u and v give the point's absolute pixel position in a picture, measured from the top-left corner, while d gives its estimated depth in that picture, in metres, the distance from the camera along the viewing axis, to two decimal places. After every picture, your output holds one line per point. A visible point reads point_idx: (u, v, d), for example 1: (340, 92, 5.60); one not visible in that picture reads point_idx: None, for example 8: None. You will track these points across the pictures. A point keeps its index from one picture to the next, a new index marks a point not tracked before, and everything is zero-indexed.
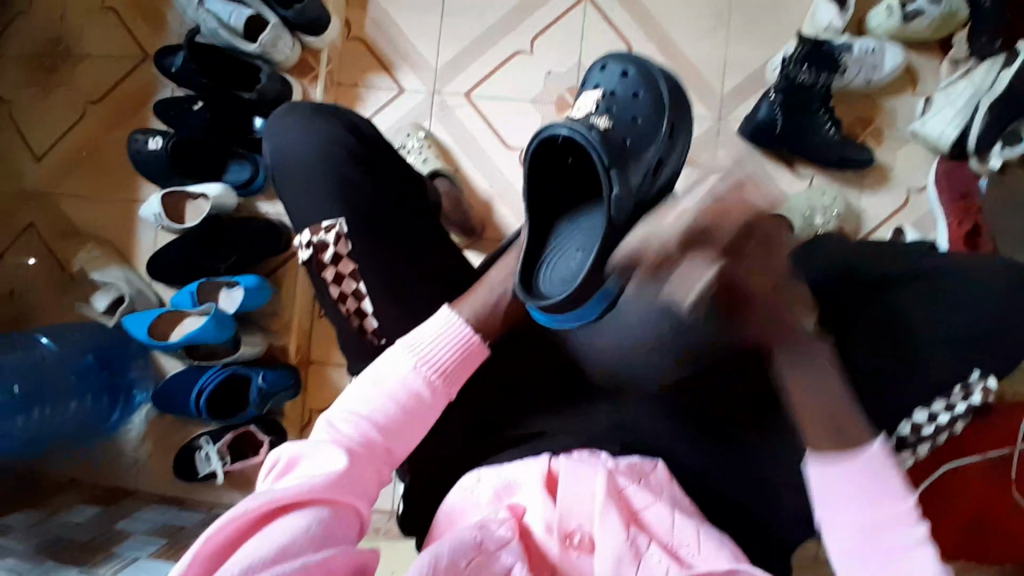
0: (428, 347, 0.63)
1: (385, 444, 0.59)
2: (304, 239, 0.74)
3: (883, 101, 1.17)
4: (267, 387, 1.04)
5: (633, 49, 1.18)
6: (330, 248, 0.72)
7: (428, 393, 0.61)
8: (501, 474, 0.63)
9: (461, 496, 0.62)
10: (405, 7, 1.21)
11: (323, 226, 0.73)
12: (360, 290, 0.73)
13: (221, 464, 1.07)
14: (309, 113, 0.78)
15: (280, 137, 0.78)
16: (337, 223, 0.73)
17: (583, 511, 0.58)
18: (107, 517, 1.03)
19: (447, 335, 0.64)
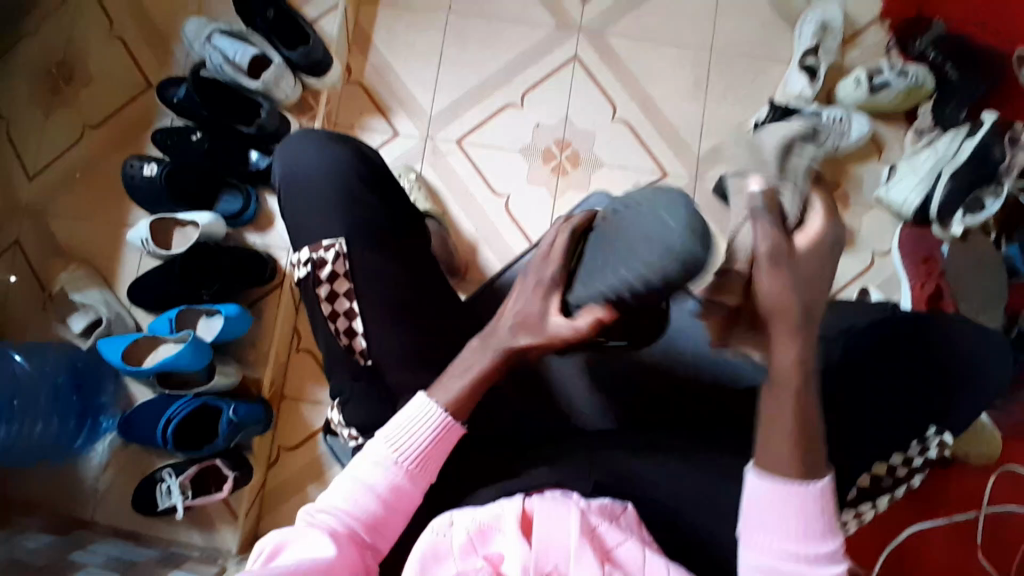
0: (404, 441, 0.64)
1: (365, 534, 0.61)
2: (304, 255, 0.77)
3: (849, 168, 1.24)
4: (238, 420, 1.02)
5: (617, 108, 1.25)
6: (329, 266, 0.76)
7: (406, 484, 0.63)
8: (476, 517, 0.61)
9: (430, 540, 0.60)
10: (405, 56, 1.27)
11: (324, 244, 0.77)
12: (352, 309, 0.75)
13: (182, 499, 1.03)
14: (301, 149, 0.82)
15: (279, 174, 0.82)
16: (338, 241, 0.77)
17: (559, 552, 0.58)
18: (63, 545, 1.00)
19: (421, 426, 0.64)
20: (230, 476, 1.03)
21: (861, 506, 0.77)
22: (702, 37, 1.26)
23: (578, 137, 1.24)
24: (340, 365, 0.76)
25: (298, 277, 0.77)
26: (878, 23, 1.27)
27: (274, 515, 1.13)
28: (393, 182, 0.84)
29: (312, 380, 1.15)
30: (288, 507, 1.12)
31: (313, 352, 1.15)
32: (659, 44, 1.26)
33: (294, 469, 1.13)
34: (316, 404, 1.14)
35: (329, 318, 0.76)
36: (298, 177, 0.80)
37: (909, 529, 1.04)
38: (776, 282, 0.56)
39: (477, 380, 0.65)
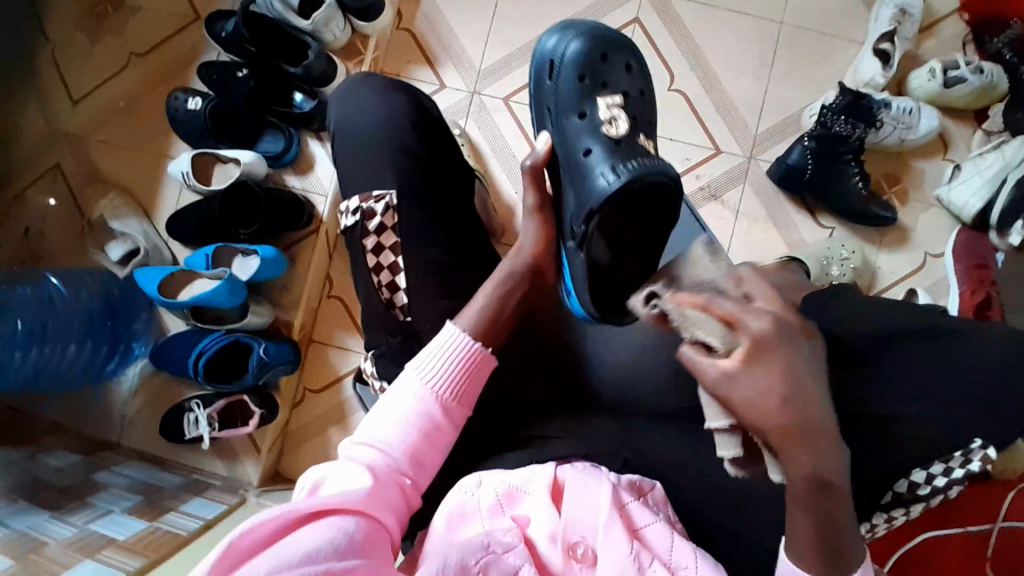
0: (436, 370, 0.64)
1: (404, 466, 0.60)
2: (352, 205, 0.76)
3: (911, 163, 1.18)
4: (268, 358, 1.02)
5: (673, 80, 1.20)
6: (377, 218, 0.75)
7: (438, 416, 0.62)
8: (501, 483, 0.60)
9: (458, 498, 0.59)
10: (459, 6, 1.23)
11: (375, 195, 0.75)
12: (395, 265, 0.74)
13: (209, 429, 1.04)
14: (358, 94, 0.81)
15: (336, 117, 0.81)
16: (389, 193, 0.75)
17: (587, 525, 0.57)
18: (88, 466, 1.03)
19: (452, 353, 0.65)
20: (256, 413, 1.05)
21: (892, 511, 0.73)
22: (772, 9, 1.19)
23: None
24: (377, 313, 0.74)
25: (345, 225, 0.76)
26: (958, 12, 1.18)
27: (292, 455, 1.14)
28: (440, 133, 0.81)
29: (342, 328, 1.14)
30: (307, 448, 1.13)
31: (344, 302, 1.15)
32: (723, 14, 1.20)
33: (318, 412, 1.13)
34: (344, 351, 1.14)
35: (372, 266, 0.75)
36: (354, 121, 0.79)
37: (921, 536, 1.02)
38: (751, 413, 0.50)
39: (496, 300, 0.69)
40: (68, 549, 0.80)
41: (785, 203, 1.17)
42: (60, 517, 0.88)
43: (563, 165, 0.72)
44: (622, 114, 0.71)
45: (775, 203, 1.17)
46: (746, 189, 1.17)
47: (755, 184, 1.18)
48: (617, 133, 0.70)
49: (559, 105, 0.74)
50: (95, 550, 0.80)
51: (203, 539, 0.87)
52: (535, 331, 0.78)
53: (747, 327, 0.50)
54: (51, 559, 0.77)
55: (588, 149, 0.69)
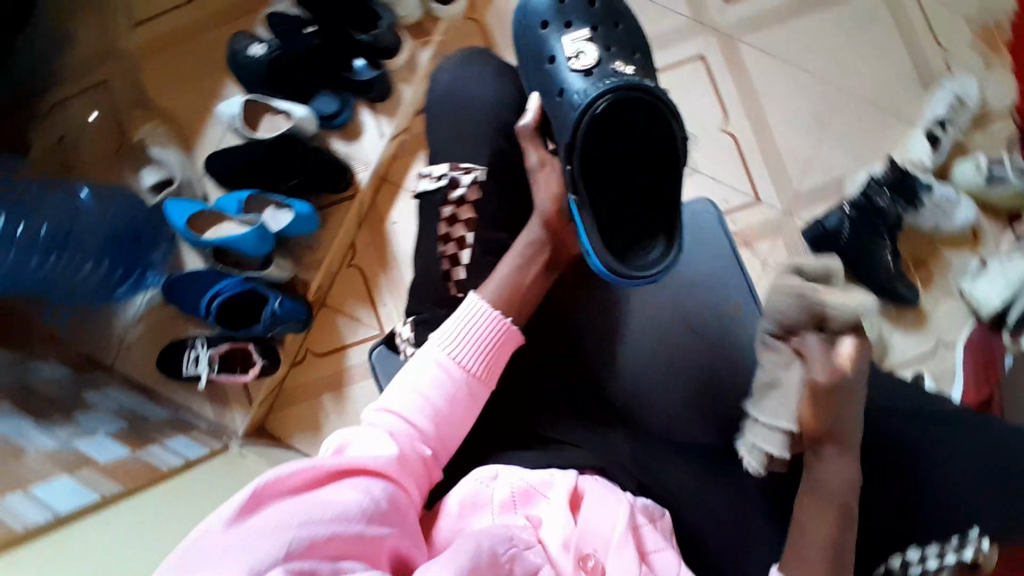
0: (461, 337, 0.64)
1: (427, 431, 0.60)
2: (441, 170, 0.76)
3: (941, 250, 1.18)
4: (280, 313, 1.02)
5: (727, 121, 1.20)
6: (462, 188, 0.75)
7: (467, 386, 0.62)
8: (524, 478, 0.60)
9: (471, 487, 0.59)
10: None
11: (465, 166, 0.75)
12: (466, 238, 0.75)
13: (208, 371, 1.03)
14: (461, 68, 0.80)
15: (432, 89, 0.81)
16: (480, 168, 0.75)
17: (601, 538, 0.58)
18: (79, 383, 1.03)
19: (477, 321, 0.65)
20: (258, 363, 1.04)
21: None
22: (835, 74, 1.21)
23: None
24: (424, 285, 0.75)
25: (425, 188, 0.77)
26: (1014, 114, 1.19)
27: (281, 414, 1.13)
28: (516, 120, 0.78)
29: (356, 298, 1.14)
30: (297, 410, 1.13)
31: (364, 273, 1.15)
32: (787, 69, 1.21)
33: (317, 375, 1.13)
34: (354, 320, 1.14)
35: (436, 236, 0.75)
36: (455, 92, 0.79)
37: None
38: (813, 405, 0.62)
39: (511, 285, 0.68)
40: (47, 461, 0.83)
41: None
42: (41, 426, 0.90)
43: (552, 120, 0.71)
44: (588, 47, 0.71)
45: (803, 262, 1.18)
46: (778, 242, 1.18)
47: (788, 239, 1.18)
48: (624, 72, 0.69)
49: (538, 54, 0.73)
50: (74, 467, 0.84)
51: (181, 477, 0.89)
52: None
53: (828, 363, 0.63)
54: (27, 471, 0.80)
55: (563, 94, 0.69)
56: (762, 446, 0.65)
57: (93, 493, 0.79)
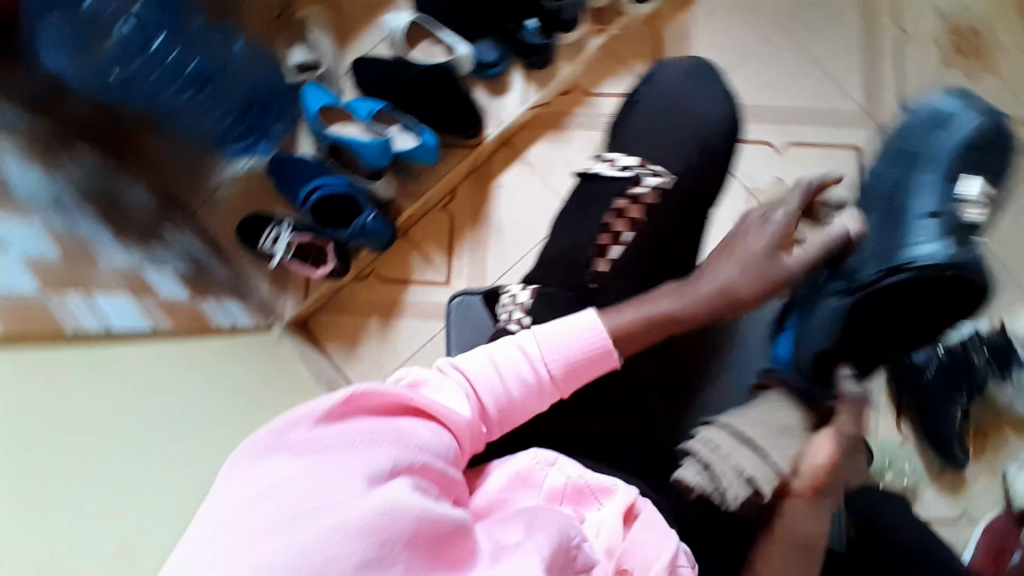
0: (557, 342, 0.61)
1: (491, 409, 0.59)
2: (629, 163, 0.75)
3: (1006, 428, 1.14)
4: (368, 227, 1.02)
5: None
6: (643, 188, 0.74)
7: (542, 383, 0.60)
8: (584, 476, 0.58)
9: (526, 463, 0.58)
10: (715, 35, 1.19)
11: (654, 169, 0.75)
12: (624, 235, 0.73)
13: (283, 255, 1.03)
14: (695, 81, 0.80)
15: (664, 83, 0.81)
16: (667, 177, 0.74)
17: (643, 561, 0.54)
18: (161, 214, 1.04)
19: (578, 337, 0.61)
20: (330, 265, 1.04)
21: None
22: None
23: None
24: (563, 267, 0.73)
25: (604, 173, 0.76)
26: None
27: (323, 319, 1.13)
28: (700, 147, 0.76)
29: (436, 241, 1.14)
30: (340, 321, 1.13)
31: (454, 222, 1.15)
32: None
33: (372, 297, 1.13)
34: (427, 261, 1.14)
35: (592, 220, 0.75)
36: (682, 100, 0.79)
37: None
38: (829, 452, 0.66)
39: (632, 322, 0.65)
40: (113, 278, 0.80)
41: (881, 390, 1.15)
42: (120, 240, 0.89)
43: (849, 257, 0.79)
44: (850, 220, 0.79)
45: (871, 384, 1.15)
46: None
47: None
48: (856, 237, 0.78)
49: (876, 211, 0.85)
50: (139, 291, 0.82)
51: (224, 341, 0.90)
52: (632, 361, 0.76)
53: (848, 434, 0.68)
54: (99, 276, 0.78)
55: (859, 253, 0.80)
56: (741, 463, 0.64)
57: (147, 322, 0.77)
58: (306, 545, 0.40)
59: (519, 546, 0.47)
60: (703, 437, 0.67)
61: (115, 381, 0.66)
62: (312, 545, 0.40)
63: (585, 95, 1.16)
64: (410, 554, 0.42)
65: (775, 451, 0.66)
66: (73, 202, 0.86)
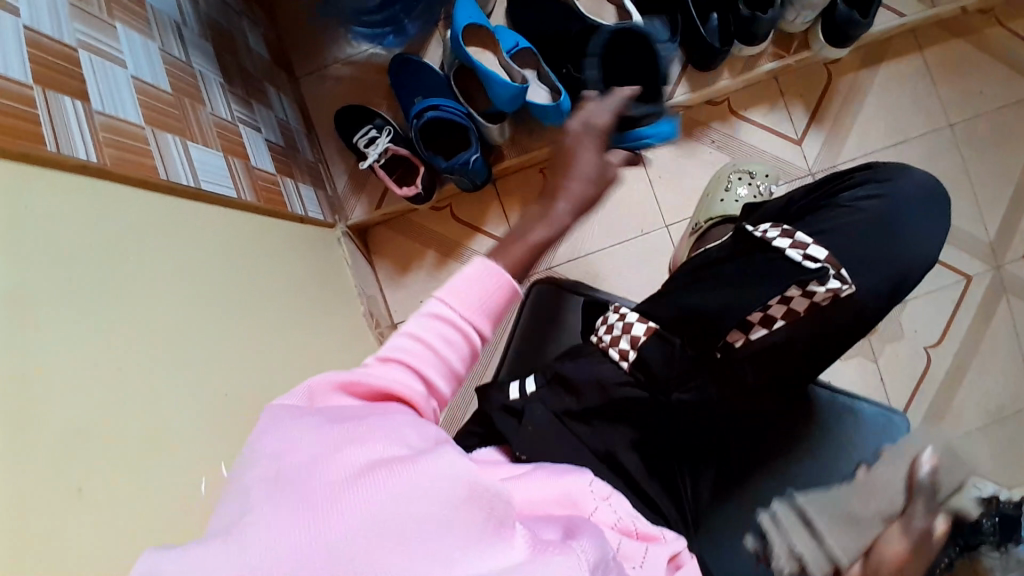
0: (458, 295, 0.54)
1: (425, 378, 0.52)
2: (804, 244, 0.67)
3: None
4: (468, 167, 0.95)
5: (937, 347, 1.09)
6: (821, 288, 0.65)
7: (470, 332, 0.54)
8: (636, 521, 0.53)
9: (576, 481, 0.53)
10: (882, 108, 1.10)
11: (839, 273, 0.66)
12: (775, 321, 0.67)
13: (375, 160, 0.97)
14: (926, 207, 0.71)
15: (902, 192, 0.71)
16: (850, 287, 0.66)
17: None
18: (267, 70, 0.98)
19: (477, 284, 0.55)
20: (415, 189, 0.98)
21: None
22: None
23: (888, 324, 1.10)
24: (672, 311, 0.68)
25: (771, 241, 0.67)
26: None
27: (382, 235, 1.09)
28: (874, 267, 0.68)
29: (520, 200, 1.08)
30: (398, 242, 1.09)
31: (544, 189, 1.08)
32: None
33: (436, 230, 1.08)
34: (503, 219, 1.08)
35: (742, 289, 0.66)
36: (901, 216, 0.70)
37: None
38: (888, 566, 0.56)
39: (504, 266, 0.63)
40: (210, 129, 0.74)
41: None
42: (227, 90, 0.83)
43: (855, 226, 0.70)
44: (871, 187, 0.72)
45: None
46: None
47: None
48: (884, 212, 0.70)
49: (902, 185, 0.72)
50: (230, 147, 0.77)
51: (287, 225, 0.85)
52: (699, 416, 0.67)
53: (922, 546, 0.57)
54: (199, 122, 0.72)
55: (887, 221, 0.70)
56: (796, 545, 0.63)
57: (232, 190, 0.74)
58: (356, 502, 0.34)
59: (567, 547, 0.36)
60: (772, 514, 0.68)
61: (195, 253, 0.63)
62: (362, 503, 0.33)
63: (731, 113, 1.08)
64: (467, 519, 0.34)
65: (837, 540, 0.60)
66: (193, 28, 0.80)
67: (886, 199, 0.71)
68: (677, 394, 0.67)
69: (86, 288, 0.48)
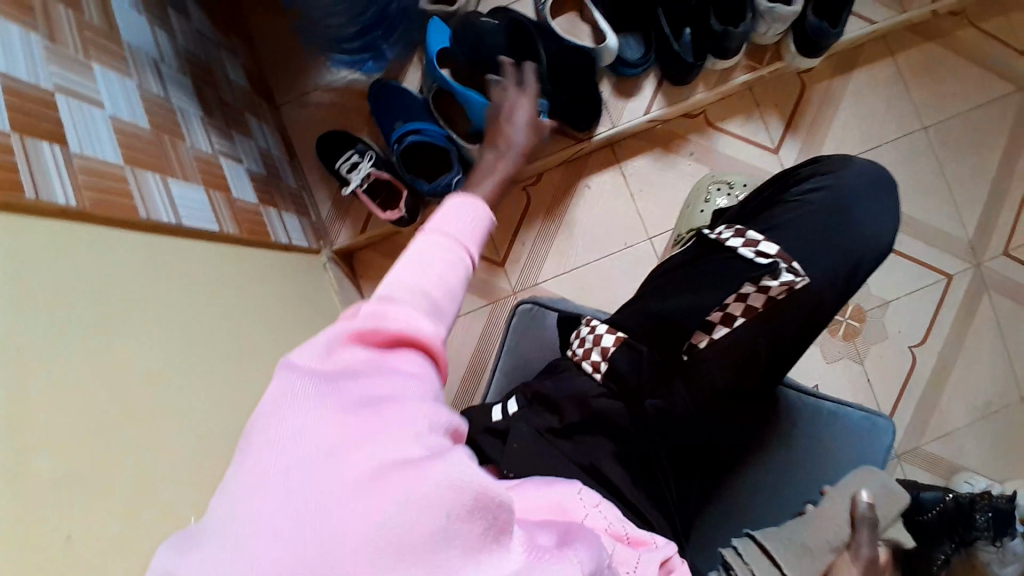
0: (454, 228, 0.51)
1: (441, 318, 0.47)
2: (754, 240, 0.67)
3: None
4: (451, 188, 0.95)
5: (922, 346, 1.11)
6: (775, 282, 0.64)
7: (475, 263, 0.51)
8: (624, 525, 0.53)
9: (565, 493, 0.52)
10: (857, 114, 1.12)
11: (793, 266, 0.65)
12: (736, 319, 0.66)
13: (358, 185, 0.98)
14: (875, 197, 0.70)
15: (847, 184, 0.70)
16: (805, 279, 0.65)
17: None
18: (247, 100, 0.99)
19: (470, 215, 0.53)
20: (399, 213, 0.98)
21: None
22: None
23: (873, 324, 1.11)
24: (649, 322, 0.66)
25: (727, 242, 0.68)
26: None
27: (368, 257, 1.09)
28: (849, 272, 0.68)
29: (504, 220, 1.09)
30: (384, 264, 1.09)
31: (527, 207, 1.10)
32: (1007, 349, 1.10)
33: None
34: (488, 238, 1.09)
35: (703, 292, 0.66)
36: (845, 209, 0.69)
37: None
38: None
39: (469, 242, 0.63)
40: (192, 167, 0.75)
41: None
42: (207, 123, 0.83)
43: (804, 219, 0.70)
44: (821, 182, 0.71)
45: None
46: None
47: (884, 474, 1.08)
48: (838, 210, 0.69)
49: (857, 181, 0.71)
50: (212, 180, 0.77)
51: (270, 254, 0.86)
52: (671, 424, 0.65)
53: None
54: (179, 157, 0.73)
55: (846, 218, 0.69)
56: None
57: (215, 224, 0.74)
58: (363, 511, 0.32)
59: (562, 552, 0.37)
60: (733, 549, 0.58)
61: (173, 292, 0.63)
62: (369, 512, 0.32)
63: (707, 125, 1.10)
64: (469, 532, 0.33)
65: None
66: (170, 62, 0.80)
67: (836, 194, 0.70)
68: (650, 402, 0.65)
69: (67, 332, 0.47)
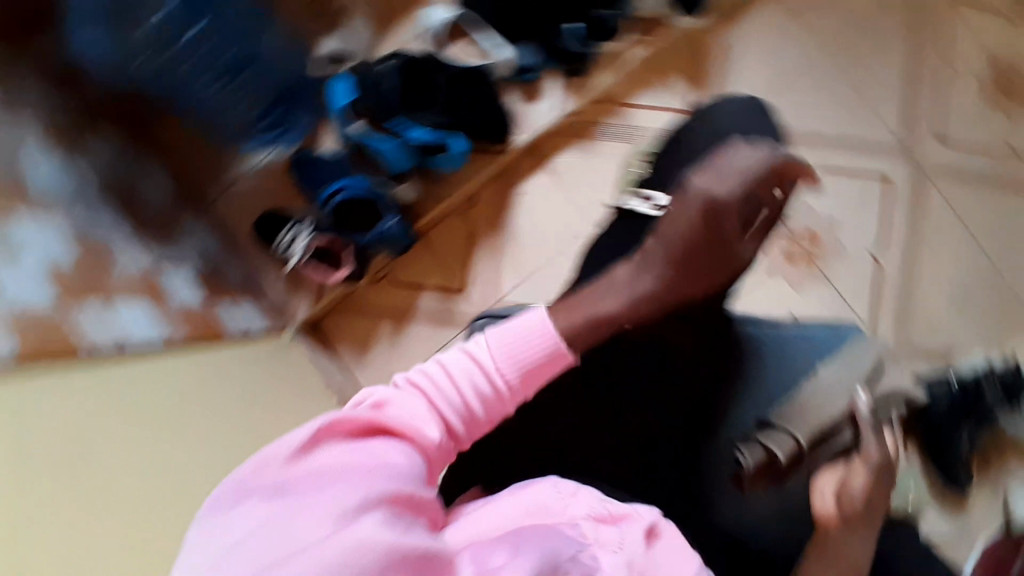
0: (511, 346, 0.58)
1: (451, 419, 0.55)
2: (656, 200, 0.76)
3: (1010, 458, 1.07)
4: (388, 234, 1.01)
5: (884, 249, 1.13)
6: (673, 226, 0.73)
7: (504, 388, 0.57)
8: (606, 505, 0.53)
9: (543, 492, 0.54)
10: (756, 53, 1.16)
11: (691, 208, 0.73)
12: (654, 273, 0.71)
13: (299, 259, 1.01)
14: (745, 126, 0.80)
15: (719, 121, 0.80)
16: (704, 219, 0.73)
17: None
18: (176, 206, 1.02)
19: (529, 335, 0.58)
20: (346, 269, 1.02)
21: None
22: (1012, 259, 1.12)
23: (831, 242, 1.13)
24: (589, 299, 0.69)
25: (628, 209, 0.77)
26: None
27: (334, 321, 1.09)
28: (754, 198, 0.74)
29: (454, 247, 1.11)
30: (351, 322, 1.09)
31: (471, 230, 1.12)
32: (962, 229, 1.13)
33: (384, 300, 1.10)
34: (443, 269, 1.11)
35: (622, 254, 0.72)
36: (725, 145, 0.77)
37: None
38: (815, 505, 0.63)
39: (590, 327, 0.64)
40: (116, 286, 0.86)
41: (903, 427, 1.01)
42: (139, 236, 0.92)
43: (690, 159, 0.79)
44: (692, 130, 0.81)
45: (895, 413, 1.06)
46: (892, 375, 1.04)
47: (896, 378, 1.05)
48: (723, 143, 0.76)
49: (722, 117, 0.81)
50: None
51: (229, 347, 0.91)
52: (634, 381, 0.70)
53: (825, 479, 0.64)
54: None
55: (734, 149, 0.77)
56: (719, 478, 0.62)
57: (160, 330, 0.83)
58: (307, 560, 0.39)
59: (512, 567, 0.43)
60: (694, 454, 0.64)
61: (120, 402, 0.70)
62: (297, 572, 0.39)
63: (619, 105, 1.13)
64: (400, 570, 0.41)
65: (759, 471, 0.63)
66: (86, 194, 0.90)
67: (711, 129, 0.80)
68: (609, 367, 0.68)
69: None
